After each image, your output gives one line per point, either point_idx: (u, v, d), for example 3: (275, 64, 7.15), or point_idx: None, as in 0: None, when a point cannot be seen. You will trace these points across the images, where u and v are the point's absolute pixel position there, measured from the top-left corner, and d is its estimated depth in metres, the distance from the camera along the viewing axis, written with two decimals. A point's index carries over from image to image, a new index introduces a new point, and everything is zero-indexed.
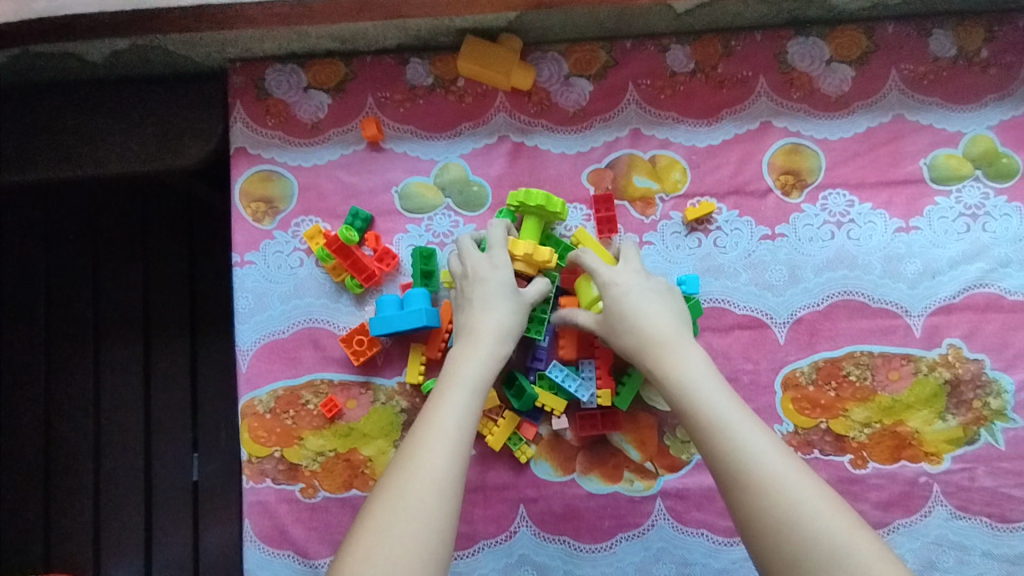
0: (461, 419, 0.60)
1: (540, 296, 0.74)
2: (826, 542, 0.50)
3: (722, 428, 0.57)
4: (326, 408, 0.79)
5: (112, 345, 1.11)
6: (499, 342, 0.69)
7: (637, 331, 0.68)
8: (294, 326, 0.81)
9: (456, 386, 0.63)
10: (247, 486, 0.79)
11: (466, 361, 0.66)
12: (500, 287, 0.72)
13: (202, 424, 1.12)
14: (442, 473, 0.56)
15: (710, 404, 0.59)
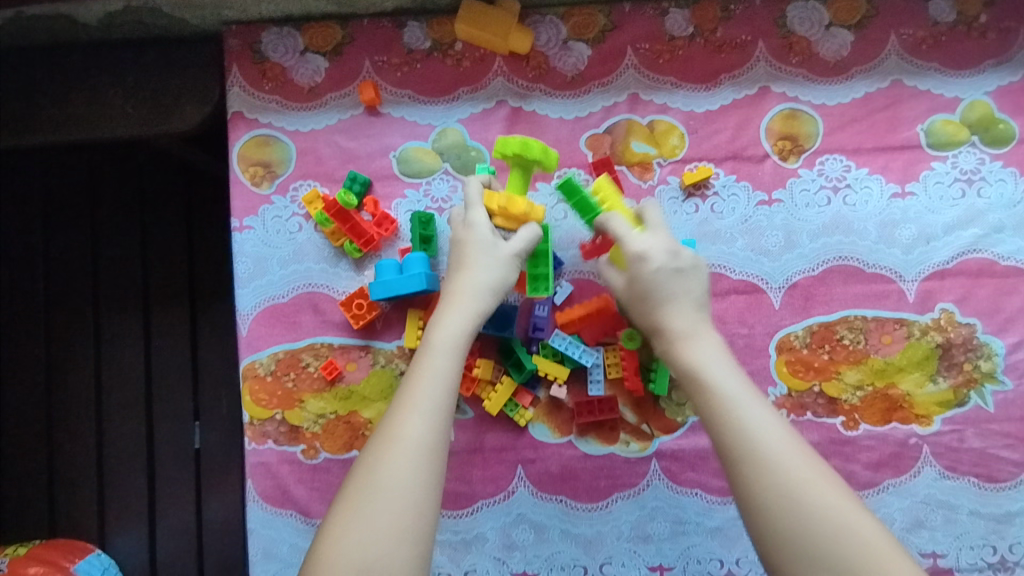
0: (445, 386, 0.60)
1: (526, 244, 0.72)
2: (818, 524, 0.51)
3: (731, 406, 0.57)
4: (326, 371, 0.80)
5: (112, 313, 1.12)
6: (487, 296, 0.68)
7: (661, 309, 0.66)
8: (294, 290, 0.82)
9: (438, 350, 0.62)
10: (249, 447, 0.81)
11: (452, 321, 0.65)
12: (484, 242, 0.70)
13: (202, 393, 1.13)
14: (425, 445, 0.56)
15: (720, 382, 0.59)
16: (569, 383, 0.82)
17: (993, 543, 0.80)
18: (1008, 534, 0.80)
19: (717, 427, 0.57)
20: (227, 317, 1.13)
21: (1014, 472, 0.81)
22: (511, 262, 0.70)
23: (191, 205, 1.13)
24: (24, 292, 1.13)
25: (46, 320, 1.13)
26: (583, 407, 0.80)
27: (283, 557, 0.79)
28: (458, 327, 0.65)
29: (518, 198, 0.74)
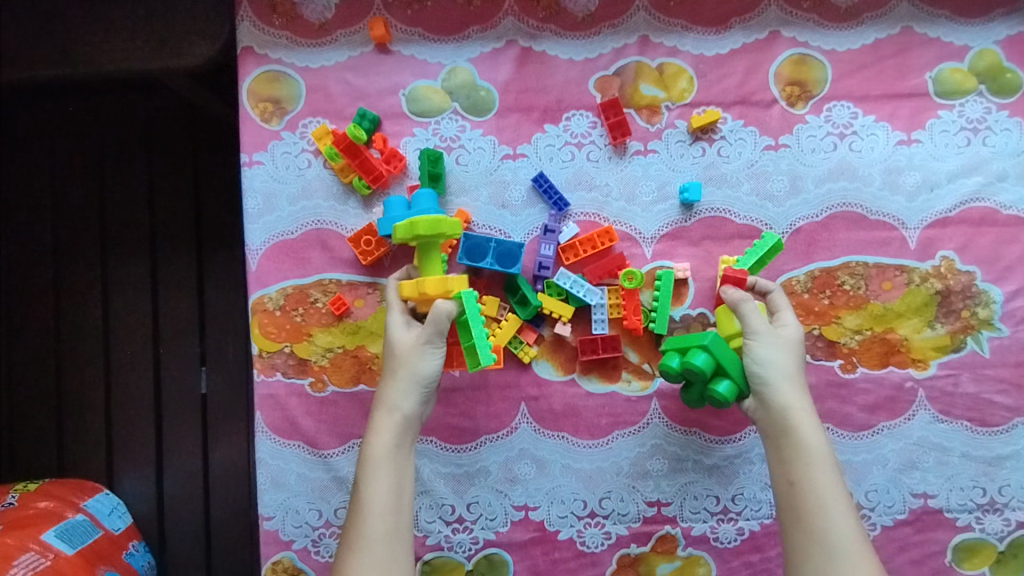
0: (389, 505, 0.64)
1: (439, 321, 0.70)
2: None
3: (821, 495, 0.61)
4: (334, 306, 0.81)
5: (121, 258, 1.13)
6: (414, 401, 0.70)
7: (778, 379, 0.68)
8: (303, 227, 0.83)
9: (379, 467, 0.66)
10: (257, 379, 0.82)
11: (384, 438, 0.67)
12: (402, 344, 0.71)
13: (209, 338, 1.14)
14: (382, 569, 0.60)
15: (815, 466, 0.63)
16: (574, 322, 0.83)
17: (983, 485, 0.82)
18: (999, 476, 0.82)
19: (798, 506, 0.61)
20: (233, 263, 1.14)
21: (1007, 416, 0.82)
22: (434, 356, 0.71)
23: (198, 150, 1.13)
24: (34, 235, 1.14)
25: (54, 264, 1.14)
26: (585, 346, 0.81)
27: (290, 486, 0.81)
28: (391, 441, 0.67)
29: (421, 283, 0.71)
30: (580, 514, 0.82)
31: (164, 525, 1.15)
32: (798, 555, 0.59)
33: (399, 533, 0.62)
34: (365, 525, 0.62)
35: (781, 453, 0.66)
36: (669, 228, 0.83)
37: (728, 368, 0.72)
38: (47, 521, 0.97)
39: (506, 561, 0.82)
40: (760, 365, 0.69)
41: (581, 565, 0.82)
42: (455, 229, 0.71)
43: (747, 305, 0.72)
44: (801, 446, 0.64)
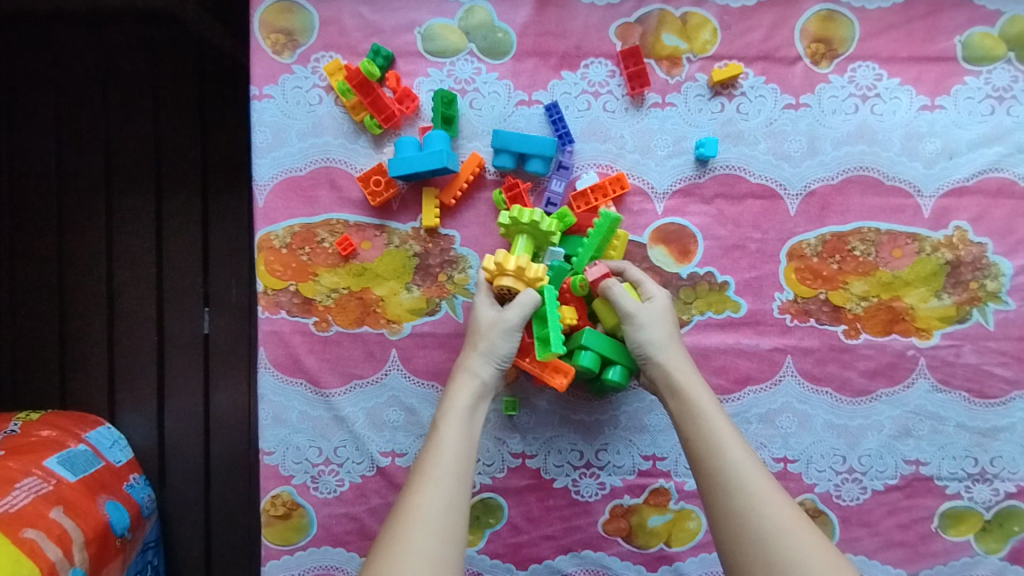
0: (458, 456, 0.63)
1: (525, 309, 0.72)
2: (756, 515, 0.56)
3: (715, 439, 0.63)
4: (341, 246, 0.80)
5: (125, 195, 1.12)
6: (487, 371, 0.71)
7: (663, 350, 0.71)
8: (312, 164, 0.82)
9: (452, 420, 0.66)
10: (262, 315, 0.82)
11: (459, 399, 0.69)
12: (483, 321, 0.73)
13: (213, 279, 1.14)
14: (448, 506, 0.58)
15: (708, 415, 0.65)
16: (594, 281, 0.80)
17: (975, 455, 0.81)
18: (991, 447, 0.81)
19: (696, 454, 0.63)
20: (238, 204, 1.13)
21: (1005, 389, 0.81)
22: (511, 339, 0.72)
23: (206, 87, 1.11)
24: (37, 166, 1.13)
25: (58, 197, 1.13)
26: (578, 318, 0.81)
27: (291, 423, 0.82)
28: (465, 403, 0.68)
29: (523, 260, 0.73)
30: (575, 464, 0.82)
31: (164, 463, 1.17)
32: (707, 499, 0.60)
33: (466, 479, 0.61)
34: (435, 466, 0.61)
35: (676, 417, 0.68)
36: (682, 183, 0.82)
37: (615, 357, 0.75)
38: (49, 448, 0.98)
39: (501, 506, 0.82)
40: (643, 337, 0.72)
41: (574, 514, 0.82)
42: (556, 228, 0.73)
43: (614, 287, 0.73)
44: (695, 401, 0.67)
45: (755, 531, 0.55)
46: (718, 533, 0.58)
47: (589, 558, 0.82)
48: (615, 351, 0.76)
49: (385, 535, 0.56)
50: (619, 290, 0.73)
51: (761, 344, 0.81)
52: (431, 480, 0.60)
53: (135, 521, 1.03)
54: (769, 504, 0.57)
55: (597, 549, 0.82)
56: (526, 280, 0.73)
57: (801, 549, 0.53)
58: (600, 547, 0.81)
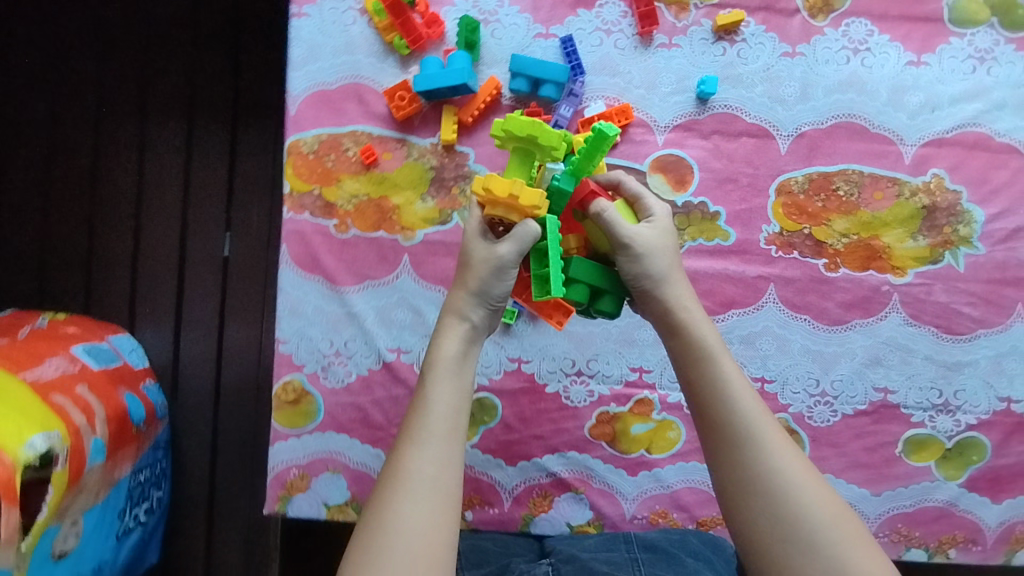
0: (449, 412, 0.60)
1: (518, 245, 0.65)
2: (768, 470, 0.58)
3: (723, 389, 0.63)
4: (364, 155, 0.87)
5: (159, 120, 1.20)
6: (478, 314, 0.66)
7: (664, 283, 0.69)
8: (342, 79, 0.88)
9: (443, 370, 0.63)
10: (286, 215, 0.88)
11: (450, 344, 0.64)
12: (476, 260, 0.67)
13: (236, 205, 1.21)
14: (439, 469, 0.57)
15: (714, 360, 0.64)
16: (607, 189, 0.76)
17: (940, 387, 0.88)
18: (955, 381, 0.88)
19: (703, 401, 0.63)
20: (265, 134, 1.20)
21: (971, 327, 0.88)
22: (511, 274, 0.66)
23: (243, 23, 1.19)
24: (78, 87, 1.20)
25: (95, 118, 1.20)
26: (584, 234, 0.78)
27: (306, 315, 0.88)
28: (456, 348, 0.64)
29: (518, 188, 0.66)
30: (567, 372, 0.88)
31: (177, 377, 1.23)
32: (714, 448, 0.61)
33: (456, 439, 0.58)
34: (424, 428, 0.59)
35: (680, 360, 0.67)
36: (682, 119, 0.88)
37: (603, 287, 0.73)
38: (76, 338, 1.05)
39: (495, 405, 0.88)
40: (643, 270, 0.69)
41: (563, 417, 0.88)
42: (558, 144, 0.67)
43: (608, 211, 0.69)
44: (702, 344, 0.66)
45: (763, 485, 0.57)
46: (725, 482, 0.59)
47: (574, 459, 0.88)
48: (606, 281, 0.74)
49: (378, 502, 0.56)
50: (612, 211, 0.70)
51: (746, 271, 0.88)
52: (421, 445, 0.58)
53: (149, 419, 1.08)
54: (781, 457, 0.58)
55: (582, 451, 0.88)
56: (522, 210, 0.67)
57: (809, 506, 0.55)
58: (585, 449, 0.88)
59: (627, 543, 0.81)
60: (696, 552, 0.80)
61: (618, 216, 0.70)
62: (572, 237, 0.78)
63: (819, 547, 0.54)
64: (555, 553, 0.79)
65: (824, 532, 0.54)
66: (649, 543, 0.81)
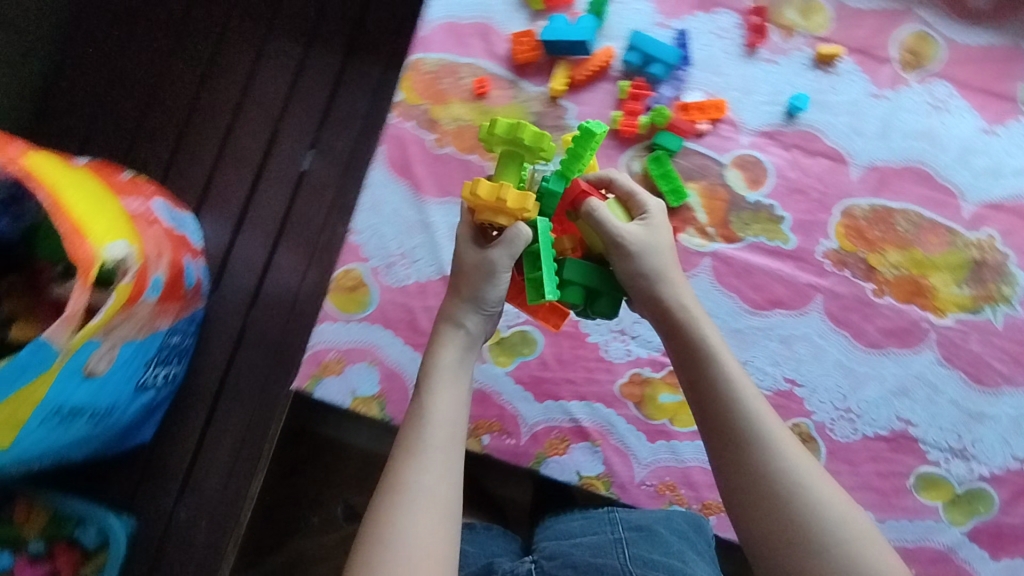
0: (449, 420, 0.68)
1: (511, 245, 0.70)
2: (779, 470, 0.62)
3: (728, 389, 0.66)
4: (477, 85, 0.95)
5: (281, 37, 1.30)
6: (472, 322, 0.73)
7: (660, 278, 0.72)
8: (475, 17, 0.97)
9: (445, 380, 0.70)
10: (393, 120, 0.96)
11: (450, 354, 0.72)
12: (473, 266, 0.73)
13: (327, 128, 1.30)
14: (440, 477, 0.64)
15: (718, 359, 0.68)
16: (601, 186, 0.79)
17: (959, 431, 0.90)
18: (975, 429, 0.90)
19: (709, 403, 0.67)
20: (371, 74, 1.30)
21: (998, 382, 0.91)
22: (506, 271, 0.73)
23: None
24: None
25: (224, 21, 1.30)
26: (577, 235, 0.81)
27: (383, 214, 0.94)
28: (456, 356, 0.72)
29: (503, 189, 0.69)
30: (611, 328, 0.92)
31: (222, 269, 1.27)
32: (721, 449, 0.65)
33: (455, 447, 0.66)
34: (422, 436, 0.66)
35: (682, 359, 0.70)
36: (769, 127, 0.95)
37: (598, 287, 0.75)
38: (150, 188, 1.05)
39: (537, 341, 0.92)
40: (639, 274, 0.72)
41: (597, 369, 0.91)
42: (546, 144, 0.70)
43: (599, 210, 0.72)
44: (697, 351, 0.70)
45: (772, 484, 0.61)
46: (733, 482, 0.63)
47: (599, 411, 0.90)
48: (599, 282, 0.75)
49: (386, 506, 0.62)
50: (602, 209, 0.73)
51: (798, 277, 0.93)
52: (420, 454, 0.65)
53: (195, 288, 1.12)
54: (789, 457, 0.63)
55: (608, 406, 0.90)
56: (512, 211, 0.70)
57: (820, 504, 0.60)
58: (611, 404, 0.90)
59: (608, 519, 0.81)
60: (679, 529, 0.81)
61: (609, 215, 0.73)
62: (564, 238, 0.78)
63: (828, 543, 0.58)
64: (539, 550, 0.81)
65: (833, 529, 0.59)
66: (630, 516, 0.81)
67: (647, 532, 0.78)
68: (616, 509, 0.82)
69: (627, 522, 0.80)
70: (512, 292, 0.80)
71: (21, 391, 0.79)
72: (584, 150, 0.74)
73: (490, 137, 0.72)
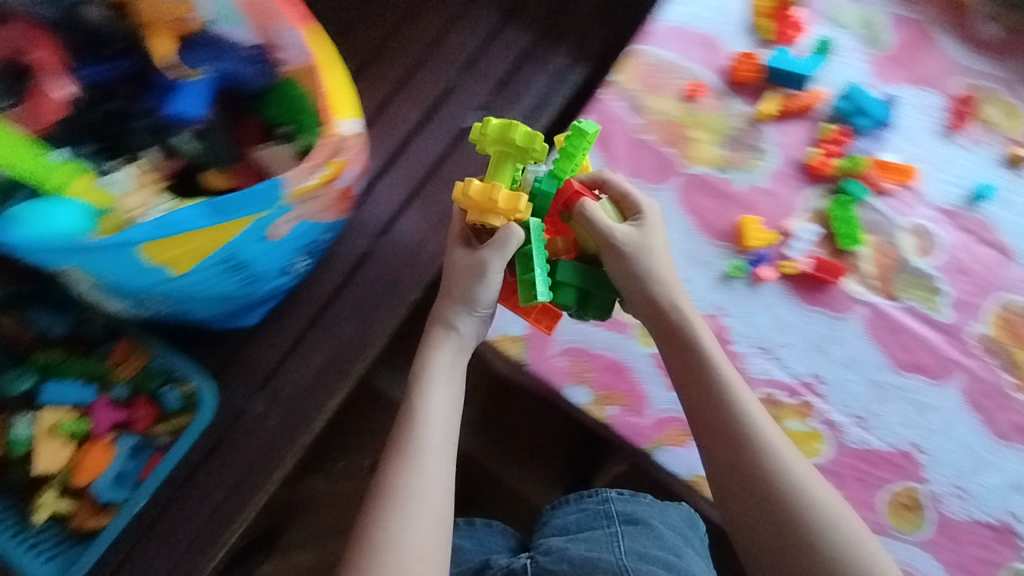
0: (441, 419, 0.75)
1: (510, 245, 0.76)
2: (772, 460, 0.69)
3: (726, 387, 0.74)
4: (691, 87, 1.01)
5: (480, 9, 1.43)
6: (464, 324, 0.82)
7: (659, 281, 0.80)
8: (703, 28, 1.04)
9: (438, 377, 0.78)
10: (603, 95, 1.01)
11: (443, 356, 0.80)
12: (464, 265, 0.81)
13: (499, 96, 1.38)
14: (437, 473, 0.71)
15: (716, 361, 0.76)
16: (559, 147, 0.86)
17: None
18: None
19: (704, 406, 0.74)
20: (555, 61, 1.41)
21: None
22: (497, 271, 0.79)
23: None
24: None
25: None
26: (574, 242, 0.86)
27: None
28: (447, 357, 0.80)
29: (495, 191, 0.75)
30: (757, 344, 0.95)
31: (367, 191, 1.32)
32: (716, 445, 0.72)
33: (445, 445, 0.73)
34: (410, 441, 0.73)
35: (680, 364, 0.78)
36: (950, 206, 0.99)
37: (585, 285, 0.81)
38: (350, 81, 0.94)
39: None
40: (635, 281, 0.79)
41: None
42: (537, 148, 0.78)
43: (592, 212, 0.79)
44: (687, 367, 0.77)
45: (767, 473, 0.69)
46: (732, 472, 0.70)
47: None
48: (587, 282, 0.82)
49: (386, 503, 0.69)
50: (595, 213, 0.79)
51: (945, 350, 0.95)
52: (409, 459, 0.71)
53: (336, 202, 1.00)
54: (787, 453, 0.71)
55: None
56: (507, 211, 0.76)
57: (807, 491, 0.68)
58: None
59: (604, 513, 0.91)
60: (674, 526, 0.90)
61: (603, 215, 0.80)
62: (558, 239, 0.85)
63: (816, 528, 0.66)
64: (536, 547, 0.89)
65: (821, 513, 0.67)
66: (625, 509, 0.90)
67: (642, 526, 0.88)
68: (612, 500, 0.92)
69: (622, 516, 0.89)
70: (505, 294, 0.87)
71: (224, 226, 0.83)
72: (576, 150, 0.81)
73: (484, 139, 0.79)
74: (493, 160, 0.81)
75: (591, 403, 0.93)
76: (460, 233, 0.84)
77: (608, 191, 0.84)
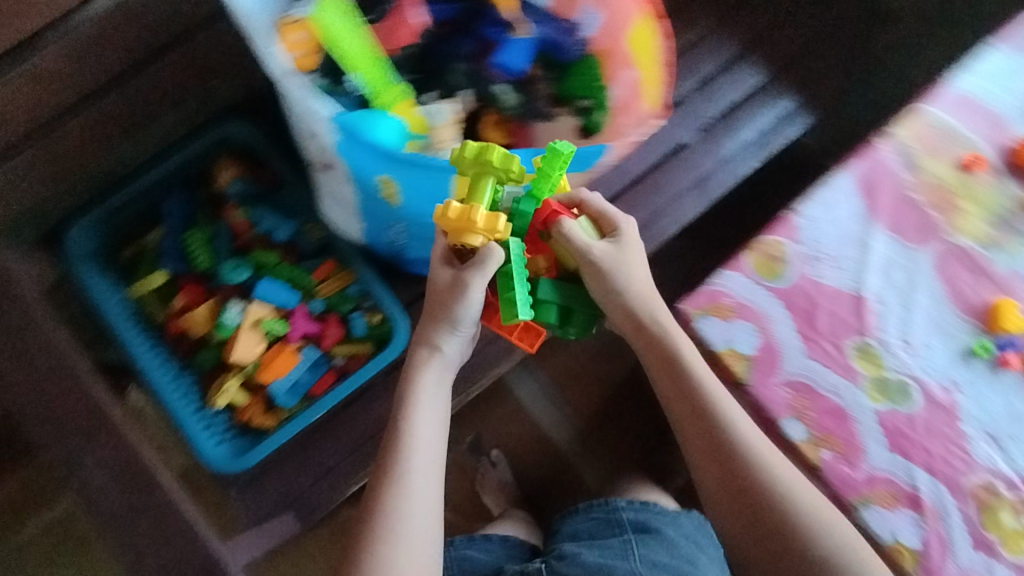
0: (428, 438, 0.88)
1: (492, 261, 0.83)
2: (773, 490, 0.89)
3: (735, 426, 0.92)
4: (973, 159, 1.00)
5: (726, 32, 1.43)
6: (449, 347, 0.92)
7: (643, 297, 0.97)
8: (995, 104, 1.02)
9: (424, 403, 0.90)
10: (879, 144, 1.01)
11: (428, 377, 0.91)
12: (439, 297, 0.89)
13: (722, 120, 1.39)
14: (429, 485, 0.86)
15: (722, 405, 0.93)
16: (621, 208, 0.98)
17: None
18: None
19: (715, 445, 0.93)
20: (788, 100, 1.42)
21: None
22: (479, 291, 0.86)
23: (827, 38, 1.46)
24: None
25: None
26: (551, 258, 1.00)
27: (831, 213, 0.99)
28: (433, 378, 0.91)
29: (471, 211, 0.80)
30: (988, 429, 0.92)
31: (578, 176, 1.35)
32: (722, 480, 0.92)
33: (436, 460, 0.88)
34: (400, 464, 0.86)
35: (687, 413, 0.95)
36: None
37: (560, 300, 0.96)
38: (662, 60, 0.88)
39: (914, 398, 0.93)
40: (635, 321, 0.98)
41: (954, 452, 0.91)
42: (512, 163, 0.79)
43: (570, 230, 0.94)
44: (683, 395, 0.94)
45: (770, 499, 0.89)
46: (741, 500, 0.91)
47: (943, 492, 0.89)
48: (570, 301, 0.97)
49: (375, 535, 0.82)
50: (575, 229, 0.94)
51: None
52: (399, 482, 0.85)
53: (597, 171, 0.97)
54: (785, 478, 0.89)
55: (950, 491, 0.89)
56: (490, 230, 0.81)
57: (803, 512, 0.88)
58: (953, 491, 0.89)
59: (613, 521, 1.16)
60: (685, 532, 1.14)
61: (581, 235, 0.95)
62: (539, 258, 0.99)
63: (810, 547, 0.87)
64: (551, 554, 1.12)
65: (813, 530, 0.87)
66: (633, 517, 1.15)
67: (646, 532, 1.12)
68: (621, 511, 1.17)
69: (630, 521, 1.14)
70: (490, 313, 0.97)
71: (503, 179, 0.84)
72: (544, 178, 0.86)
73: (463, 161, 0.82)
74: (470, 181, 0.83)
75: (806, 441, 0.91)
76: (443, 253, 0.90)
77: (585, 210, 0.98)
